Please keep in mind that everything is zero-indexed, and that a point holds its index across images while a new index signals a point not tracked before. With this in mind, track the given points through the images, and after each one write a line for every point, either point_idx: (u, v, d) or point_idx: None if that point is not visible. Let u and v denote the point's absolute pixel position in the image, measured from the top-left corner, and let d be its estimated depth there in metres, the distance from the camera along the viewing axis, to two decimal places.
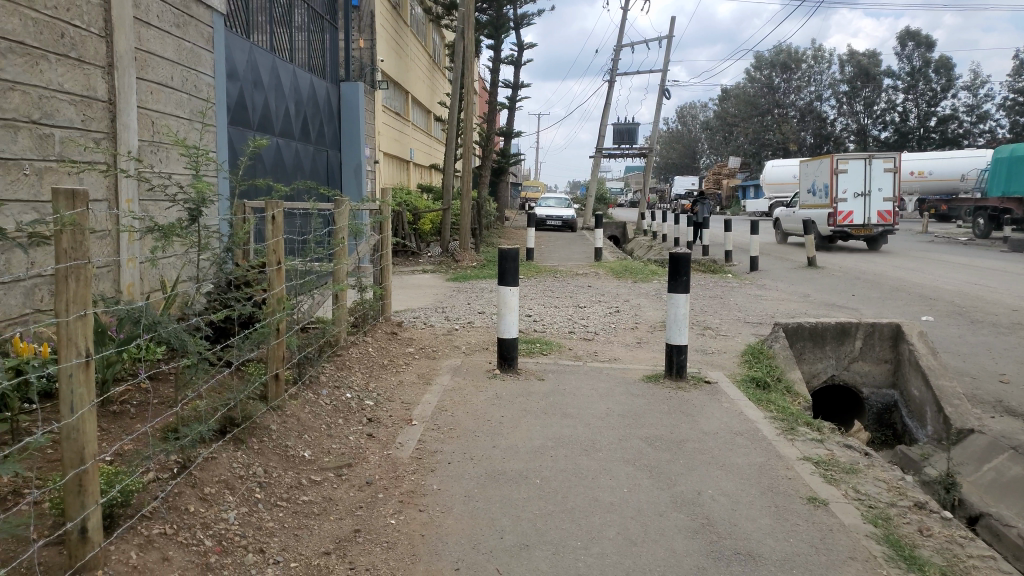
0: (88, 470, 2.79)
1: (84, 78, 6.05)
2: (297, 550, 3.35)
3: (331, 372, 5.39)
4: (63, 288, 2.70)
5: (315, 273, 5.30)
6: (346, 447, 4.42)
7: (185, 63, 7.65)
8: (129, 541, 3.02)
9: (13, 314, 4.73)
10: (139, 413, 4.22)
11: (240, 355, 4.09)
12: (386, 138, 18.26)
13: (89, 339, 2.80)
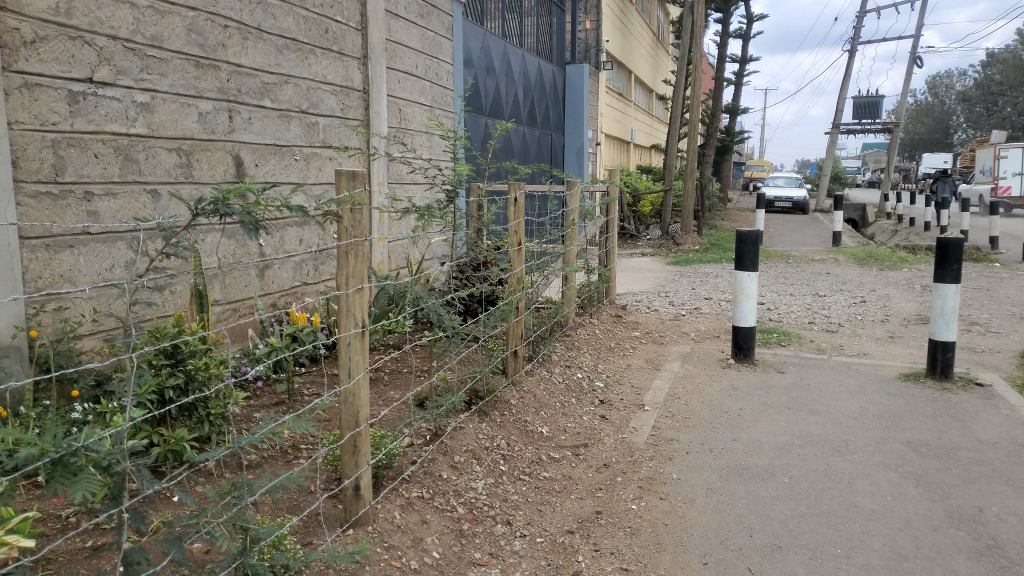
0: (361, 432, 2.99)
1: (344, 70, 6.59)
2: (541, 525, 3.40)
3: (561, 352, 5.47)
4: (345, 263, 2.89)
5: (550, 253, 5.40)
6: (582, 427, 4.44)
7: (428, 52, 8.08)
8: (393, 501, 3.23)
9: (285, 286, 5.27)
10: (392, 381, 4.56)
11: (485, 331, 4.28)
12: (607, 119, 18.19)
13: (363, 311, 2.99)
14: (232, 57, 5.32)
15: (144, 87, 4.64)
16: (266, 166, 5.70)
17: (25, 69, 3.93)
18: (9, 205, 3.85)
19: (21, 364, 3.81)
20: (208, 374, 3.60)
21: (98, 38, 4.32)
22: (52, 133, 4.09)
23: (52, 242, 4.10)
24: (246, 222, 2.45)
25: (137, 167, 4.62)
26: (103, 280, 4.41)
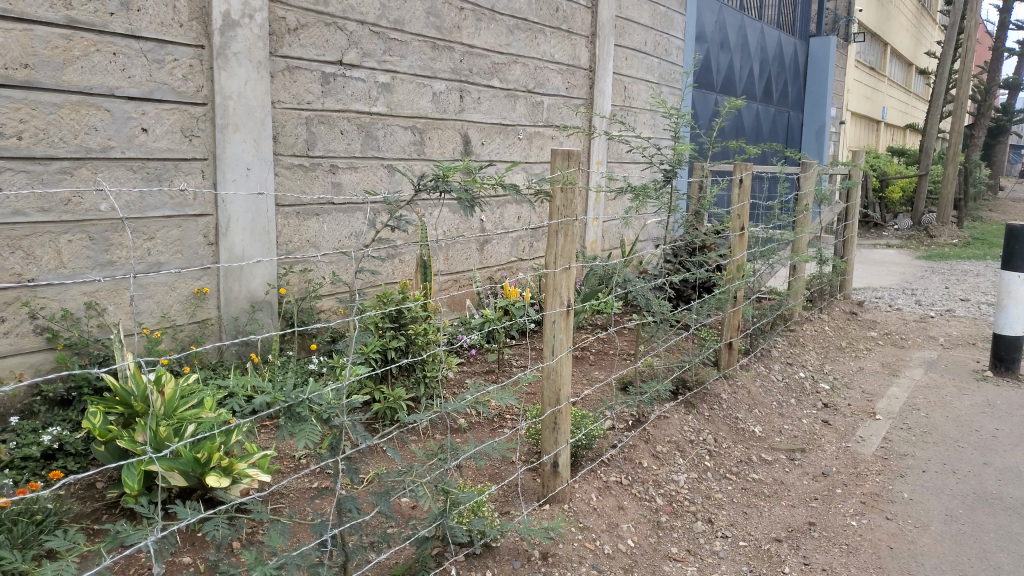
0: (562, 410, 2.98)
1: (572, 48, 6.62)
2: (746, 528, 3.20)
3: (783, 348, 5.11)
4: (554, 242, 2.89)
5: (777, 240, 5.05)
6: (800, 431, 4.11)
7: (659, 28, 7.86)
8: (591, 483, 3.20)
9: (503, 261, 5.44)
10: (598, 362, 4.54)
11: (698, 319, 4.09)
12: (857, 96, 16.64)
13: (571, 291, 2.97)
14: (466, 38, 5.53)
15: (385, 68, 4.97)
16: (492, 144, 5.90)
17: (288, 54, 4.37)
18: (268, 176, 4.32)
19: (271, 318, 4.33)
20: (426, 339, 3.80)
21: (349, 23, 4.68)
22: (306, 111, 4.51)
23: (301, 210, 4.56)
24: (463, 199, 2.49)
25: (377, 143, 4.98)
26: (342, 246, 4.83)
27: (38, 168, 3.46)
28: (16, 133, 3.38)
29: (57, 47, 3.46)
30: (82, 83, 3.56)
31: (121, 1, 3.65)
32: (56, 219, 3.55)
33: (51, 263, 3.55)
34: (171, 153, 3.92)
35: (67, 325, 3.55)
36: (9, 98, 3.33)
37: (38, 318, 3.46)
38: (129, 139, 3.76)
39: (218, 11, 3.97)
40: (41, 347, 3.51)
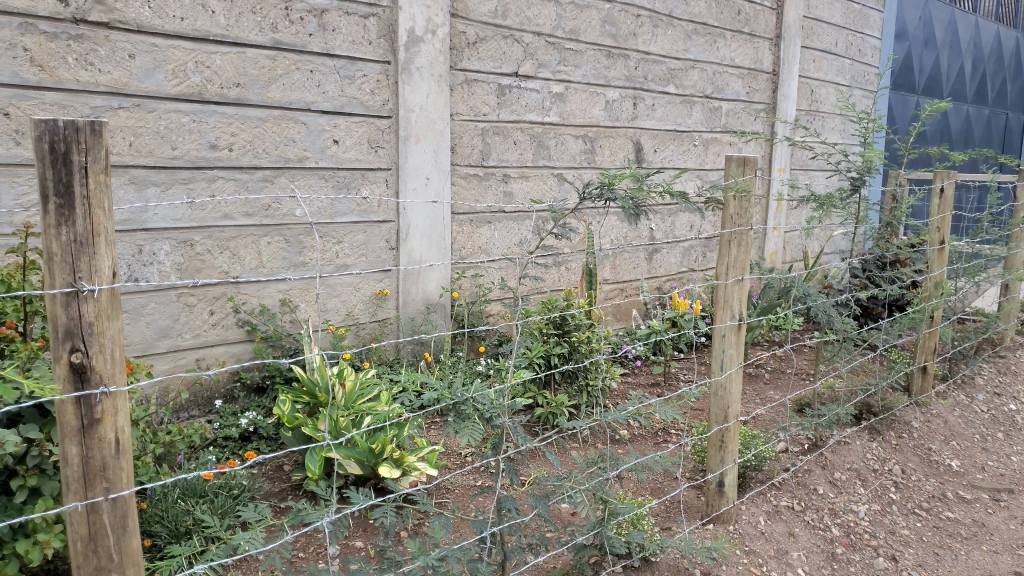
0: (730, 428, 2.86)
1: (754, 52, 6.37)
2: (937, 571, 2.89)
3: (990, 376, 4.59)
4: (726, 253, 2.78)
5: (985, 256, 4.55)
6: (1007, 469, 3.67)
7: (852, 27, 7.38)
8: (759, 506, 3.04)
9: (673, 271, 5.33)
10: (772, 380, 4.31)
11: (887, 340, 3.77)
12: None
13: (743, 304, 2.84)
14: (642, 45, 5.49)
15: (560, 78, 5.04)
16: (665, 151, 5.80)
17: (467, 67, 4.54)
18: (445, 185, 4.53)
19: (444, 319, 4.52)
20: (590, 346, 3.78)
21: (526, 35, 4.80)
22: (482, 122, 4.67)
23: (474, 217, 4.72)
24: (628, 207, 2.46)
25: (548, 152, 5.07)
26: (512, 253, 4.95)
27: (244, 177, 3.85)
28: (228, 146, 3.78)
29: (264, 67, 3.84)
30: (284, 99, 3.92)
31: (320, 23, 3.97)
32: (259, 223, 3.93)
33: (254, 263, 3.93)
34: (358, 163, 4.21)
35: (265, 319, 3.91)
36: (224, 114, 3.74)
37: (240, 312, 3.84)
38: (322, 150, 4.08)
39: (404, 29, 4.22)
40: (242, 338, 3.89)
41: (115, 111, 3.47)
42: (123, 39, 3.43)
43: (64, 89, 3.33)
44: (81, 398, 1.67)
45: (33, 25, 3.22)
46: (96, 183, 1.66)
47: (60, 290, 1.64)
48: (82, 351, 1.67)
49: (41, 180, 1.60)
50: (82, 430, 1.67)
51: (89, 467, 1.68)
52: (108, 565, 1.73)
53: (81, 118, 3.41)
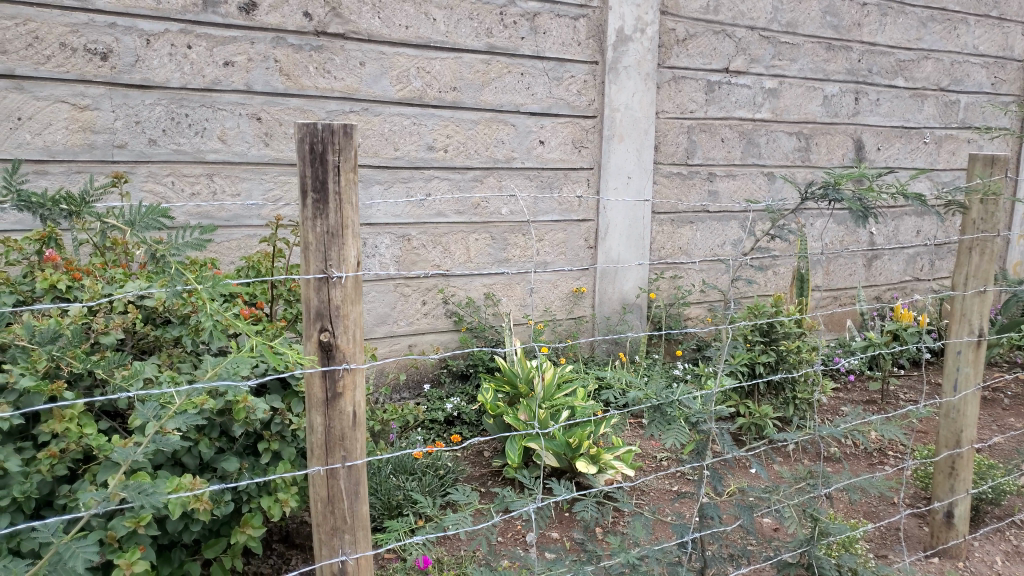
0: (963, 455, 2.60)
1: (1002, 38, 5.71)
2: None
3: None
4: (965, 261, 2.53)
5: None
6: None
7: None
8: (995, 544, 2.74)
9: (895, 279, 4.92)
10: (1012, 406, 3.86)
11: None
12: None
13: (985, 318, 2.56)
14: (868, 36, 5.10)
15: (773, 73, 4.82)
16: (890, 149, 5.37)
17: (675, 64, 4.48)
18: (647, 184, 4.50)
19: (641, 320, 4.50)
20: (799, 356, 3.60)
21: (738, 30, 4.63)
22: (689, 120, 4.58)
23: (676, 217, 4.65)
24: (855, 210, 2.30)
25: (758, 151, 4.87)
26: (714, 254, 4.83)
27: (457, 176, 4.06)
28: (444, 147, 4.01)
29: (478, 71, 4.02)
30: (496, 101, 4.08)
31: (531, 26, 4.09)
32: (468, 220, 4.12)
33: (462, 258, 4.13)
34: (562, 163, 4.29)
35: (470, 312, 4.11)
36: (441, 117, 3.97)
37: (449, 303, 4.06)
38: (528, 150, 4.20)
39: (613, 28, 4.24)
40: (449, 328, 4.11)
41: (347, 115, 3.81)
42: (355, 48, 3.76)
43: (306, 96, 3.72)
44: (327, 373, 1.88)
45: (283, 38, 3.63)
46: (347, 180, 1.87)
47: (314, 276, 1.87)
48: (330, 331, 1.88)
49: (302, 177, 1.84)
50: (327, 401, 1.89)
51: (331, 435, 1.89)
52: (343, 526, 1.93)
53: (318, 122, 3.78)
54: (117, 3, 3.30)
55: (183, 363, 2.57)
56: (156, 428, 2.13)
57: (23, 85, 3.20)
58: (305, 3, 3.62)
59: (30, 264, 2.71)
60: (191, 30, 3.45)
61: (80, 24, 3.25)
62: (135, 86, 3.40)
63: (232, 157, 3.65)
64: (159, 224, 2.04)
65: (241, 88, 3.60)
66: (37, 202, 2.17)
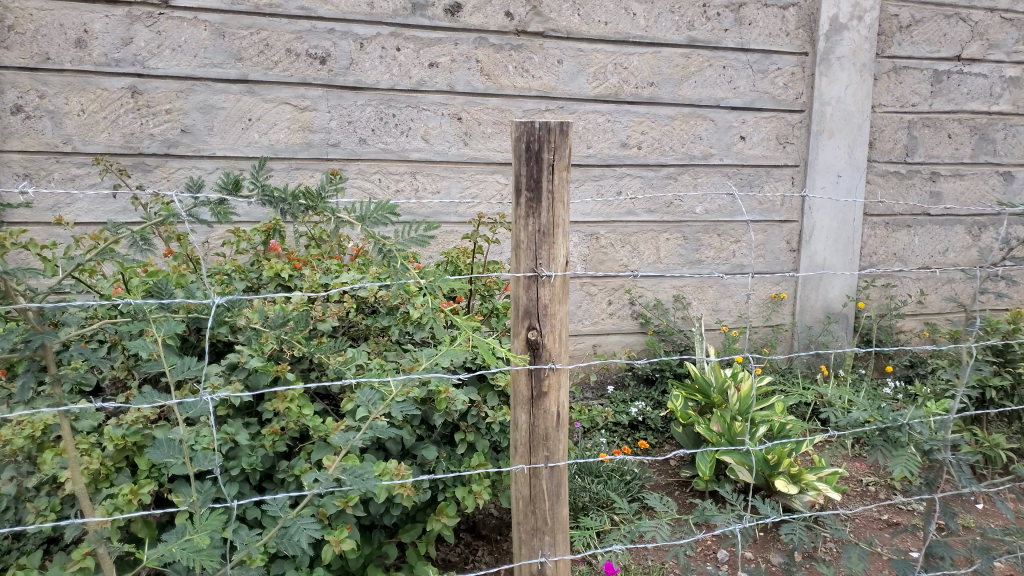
0: None
1: None
2: None
3: None
4: None
5: None
6: None
7: None
8: None
9: None
10: None
11: None
12: None
13: None
14: None
15: (1016, 60, 4.34)
16: None
17: (897, 53, 4.10)
18: (859, 183, 4.14)
19: (846, 331, 4.18)
20: None
21: (975, 13, 4.19)
22: (910, 114, 4.19)
23: (891, 220, 4.26)
24: None
25: (991, 147, 4.38)
26: (934, 262, 4.37)
27: (650, 174, 3.96)
28: (638, 143, 3.92)
29: (677, 65, 3.90)
30: (695, 96, 3.94)
31: (736, 17, 3.90)
32: (660, 219, 4.00)
33: (652, 257, 4.02)
34: (764, 160, 4.06)
35: (658, 314, 3.99)
36: (636, 113, 3.89)
37: (636, 304, 3.96)
38: (728, 147, 4.02)
39: (826, 16, 3.95)
40: (635, 329, 4.01)
41: (543, 113, 3.83)
42: (554, 45, 3.78)
43: (504, 95, 3.78)
44: (533, 371, 1.87)
45: (485, 38, 3.71)
46: (560, 178, 1.85)
47: (524, 273, 1.86)
48: (537, 329, 1.87)
49: (517, 175, 1.84)
50: (532, 400, 1.88)
51: (535, 434, 1.89)
52: (543, 527, 1.93)
53: (515, 120, 3.83)
54: (336, 9, 3.52)
55: (387, 353, 2.68)
56: (372, 415, 2.26)
57: (254, 89, 3.50)
58: (507, 2, 3.69)
59: (256, 253, 2.94)
60: (401, 33, 3.61)
61: (303, 30, 3.50)
62: (348, 87, 3.61)
63: (434, 156, 3.77)
64: (387, 219, 2.14)
65: (444, 88, 3.71)
66: (280, 197, 2.30)
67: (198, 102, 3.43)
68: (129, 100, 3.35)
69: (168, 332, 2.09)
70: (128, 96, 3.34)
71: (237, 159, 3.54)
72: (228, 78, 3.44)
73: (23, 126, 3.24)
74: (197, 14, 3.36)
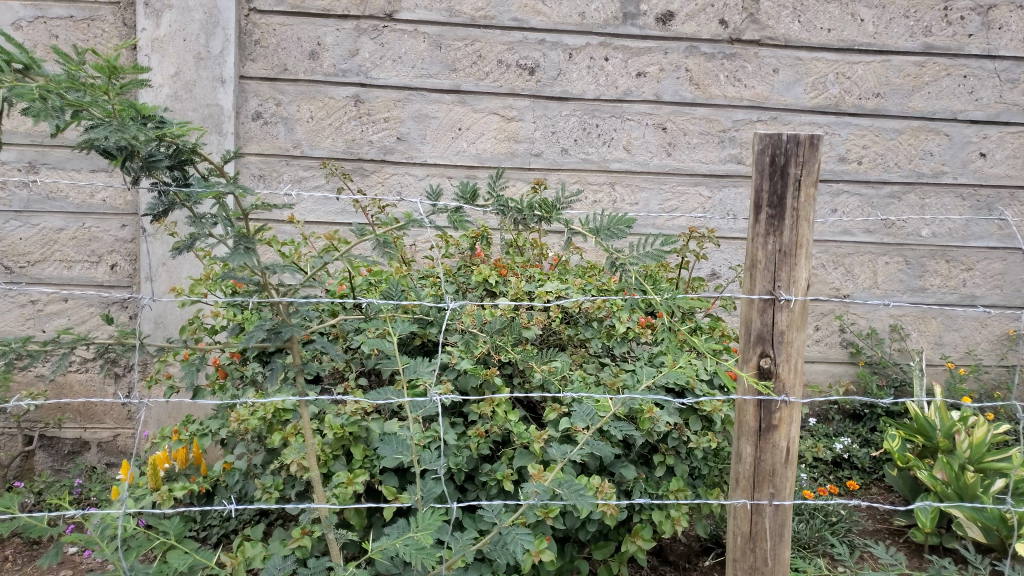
0: None
1: None
2: None
3: None
4: None
5: None
6: None
7: None
8: None
9: None
10: None
11: None
12: None
13: None
14: None
15: None
16: None
17: None
18: None
19: None
20: None
21: None
22: None
23: None
24: None
25: None
26: None
27: (871, 192, 3.68)
28: (857, 158, 3.65)
29: (910, 74, 3.59)
30: (927, 108, 3.61)
31: (983, 21, 3.55)
32: (879, 241, 3.70)
33: (867, 282, 3.72)
34: (1009, 179, 3.69)
35: (871, 344, 3.68)
36: (858, 125, 3.62)
37: (847, 331, 3.68)
38: (964, 164, 3.67)
39: None
40: (844, 359, 3.72)
41: (753, 124, 3.67)
42: (770, 54, 3.59)
43: (713, 105, 3.65)
44: (762, 403, 1.80)
45: (697, 47, 3.60)
46: (807, 195, 1.74)
47: (759, 295, 1.78)
48: (771, 357, 1.79)
49: (757, 191, 1.76)
50: (759, 432, 1.81)
51: (761, 469, 1.81)
52: (762, 568, 1.85)
53: (724, 131, 3.68)
54: (548, 20, 3.55)
55: (588, 364, 2.68)
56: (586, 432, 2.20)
57: (465, 99, 3.60)
58: (723, 10, 3.56)
59: (463, 257, 2.99)
60: (610, 43, 3.59)
61: (515, 41, 3.56)
62: (555, 97, 3.63)
63: (636, 166, 3.70)
64: (622, 232, 2.17)
65: (651, 98, 3.64)
66: (513, 208, 2.47)
67: (413, 111, 3.59)
68: (353, 108, 3.56)
69: (402, 332, 2.29)
70: (352, 104, 3.56)
71: (446, 166, 3.66)
72: (442, 88, 3.58)
73: (260, 131, 3.53)
74: (418, 26, 3.52)
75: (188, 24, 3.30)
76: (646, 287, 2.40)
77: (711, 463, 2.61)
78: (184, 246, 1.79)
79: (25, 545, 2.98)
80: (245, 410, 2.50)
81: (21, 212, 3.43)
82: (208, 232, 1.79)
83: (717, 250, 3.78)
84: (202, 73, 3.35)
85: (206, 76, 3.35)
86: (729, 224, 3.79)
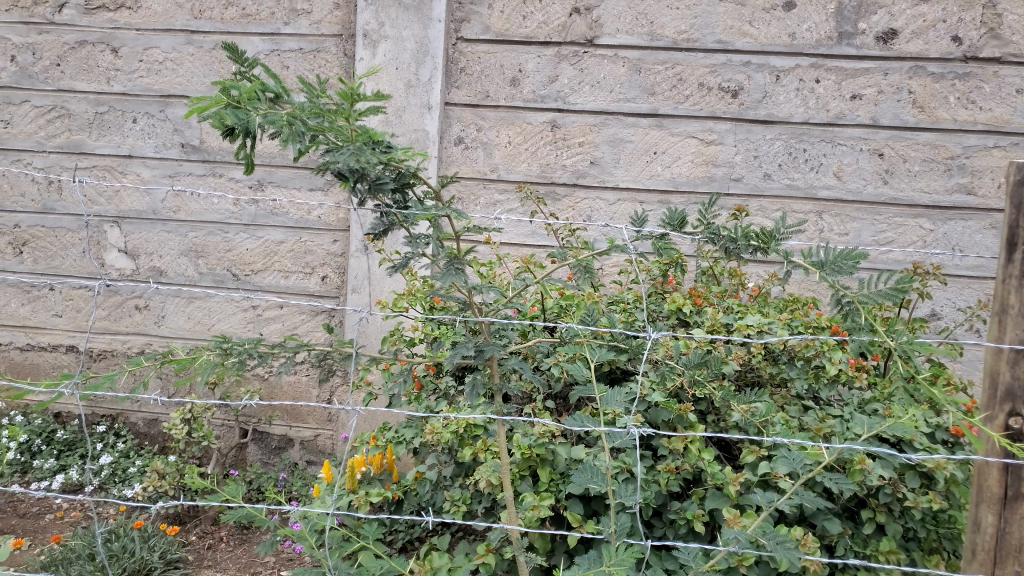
0: None
1: None
2: None
3: None
4: None
5: None
6: None
7: None
8: None
9: None
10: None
11: None
12: None
13: None
14: None
15: None
16: None
17: None
18: None
19: None
20: None
21: None
22: None
23: None
24: None
25: None
26: None
27: None
28: None
29: None
30: None
31: None
32: None
33: None
34: None
35: None
36: None
37: None
38: None
39: None
40: None
41: (989, 151, 3.31)
42: (1013, 73, 3.25)
43: (941, 129, 3.33)
44: (1010, 468, 1.65)
45: (923, 67, 3.31)
46: None
47: (1011, 345, 1.65)
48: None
49: (1010, 224, 1.67)
50: (1004, 501, 1.67)
51: (1006, 543, 1.66)
52: None
53: (952, 158, 3.35)
54: (755, 42, 3.41)
55: (789, 407, 2.50)
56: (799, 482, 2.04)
57: (663, 122, 3.54)
58: (957, 25, 3.26)
59: (654, 285, 2.91)
60: (823, 64, 3.38)
61: (718, 64, 3.45)
62: (759, 121, 3.47)
63: (847, 195, 3.45)
64: (851, 269, 2.01)
65: (866, 122, 3.38)
66: (727, 236, 2.37)
67: (609, 135, 3.58)
68: (549, 133, 3.62)
69: (600, 358, 2.27)
70: (549, 130, 3.62)
71: (639, 191, 3.60)
72: (639, 112, 3.54)
73: (461, 155, 3.68)
74: (619, 51, 3.51)
75: (401, 54, 3.52)
76: (879, 328, 2.13)
77: (929, 526, 2.34)
78: (399, 265, 1.88)
79: (237, 529, 3.28)
80: (439, 423, 2.58)
81: (249, 225, 3.80)
82: (422, 252, 1.87)
83: (938, 288, 3.42)
84: (411, 100, 3.56)
85: (415, 102, 3.56)
86: (954, 260, 3.42)
